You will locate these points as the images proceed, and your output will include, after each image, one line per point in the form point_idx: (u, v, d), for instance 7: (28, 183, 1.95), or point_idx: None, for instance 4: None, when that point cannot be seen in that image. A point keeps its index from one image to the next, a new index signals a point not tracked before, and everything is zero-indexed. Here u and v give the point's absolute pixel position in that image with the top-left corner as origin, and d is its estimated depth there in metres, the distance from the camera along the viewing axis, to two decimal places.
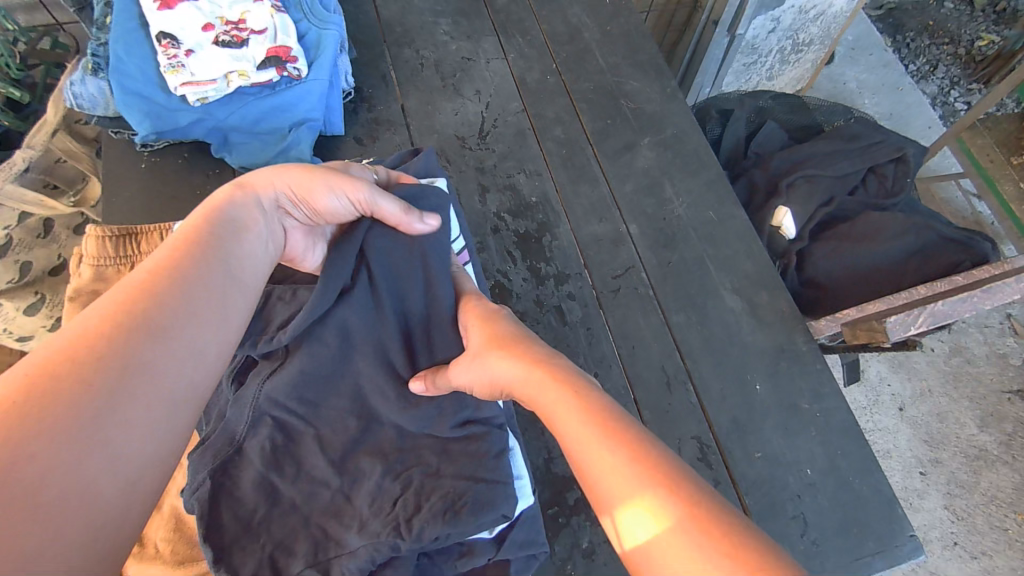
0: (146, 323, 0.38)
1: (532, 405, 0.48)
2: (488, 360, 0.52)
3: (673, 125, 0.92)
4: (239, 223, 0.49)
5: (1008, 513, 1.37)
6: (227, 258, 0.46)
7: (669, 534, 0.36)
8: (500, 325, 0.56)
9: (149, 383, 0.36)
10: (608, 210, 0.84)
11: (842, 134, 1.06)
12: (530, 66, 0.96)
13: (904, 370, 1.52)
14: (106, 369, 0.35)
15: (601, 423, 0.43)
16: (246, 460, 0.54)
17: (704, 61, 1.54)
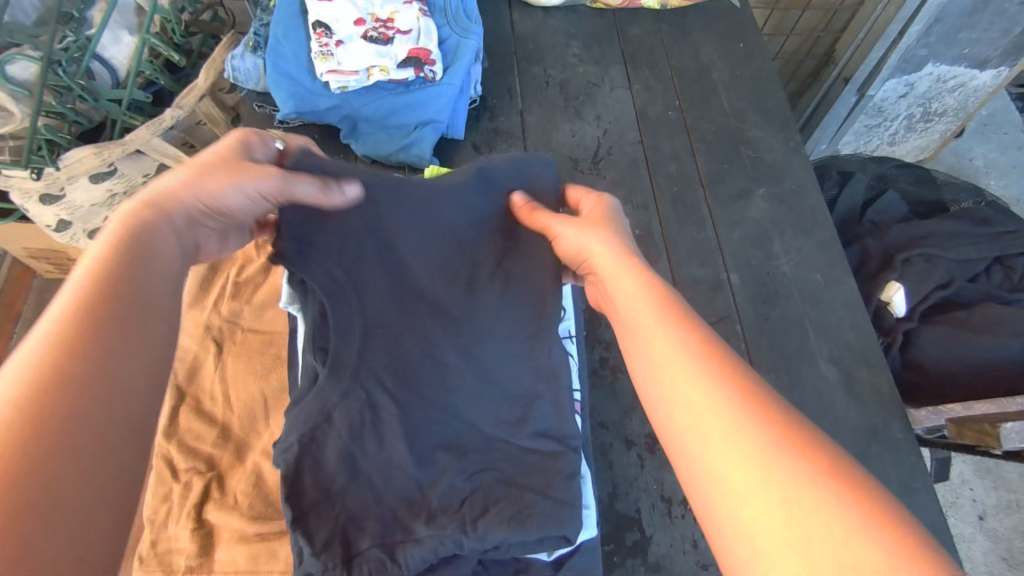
0: (97, 327, 0.36)
1: (622, 281, 0.51)
2: (593, 245, 0.54)
3: (792, 179, 0.89)
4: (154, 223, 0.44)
5: None
6: (154, 238, 0.43)
7: (722, 401, 0.40)
8: (609, 221, 0.58)
9: (114, 361, 0.35)
10: (712, 255, 0.83)
11: (971, 217, 1.00)
12: (653, 99, 0.96)
13: (991, 477, 1.46)
14: (80, 356, 0.34)
15: (672, 312, 0.47)
16: (332, 429, 0.56)
17: (826, 116, 1.49)
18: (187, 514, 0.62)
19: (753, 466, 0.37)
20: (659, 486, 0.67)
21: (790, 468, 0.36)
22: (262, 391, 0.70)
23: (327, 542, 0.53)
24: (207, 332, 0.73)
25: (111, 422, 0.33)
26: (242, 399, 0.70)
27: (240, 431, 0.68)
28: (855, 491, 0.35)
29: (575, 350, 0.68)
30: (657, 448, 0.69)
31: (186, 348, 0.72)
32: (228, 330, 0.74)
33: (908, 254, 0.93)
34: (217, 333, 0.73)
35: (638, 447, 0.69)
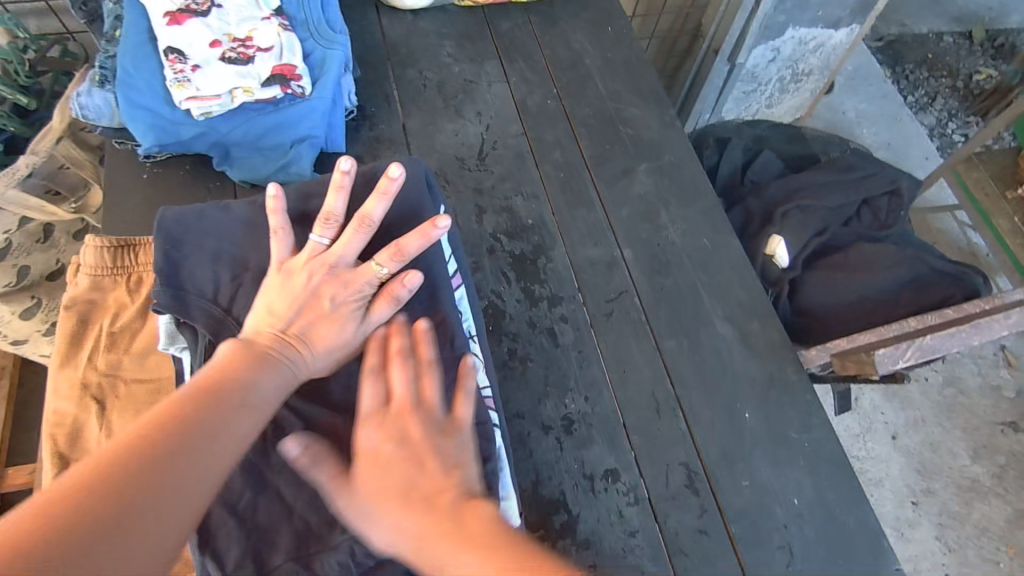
0: (217, 395, 0.47)
1: (422, 552, 0.44)
2: (387, 513, 0.45)
3: (671, 153, 0.93)
4: (311, 336, 0.55)
5: (979, 534, 1.65)
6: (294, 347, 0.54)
7: None
8: (394, 454, 0.48)
9: (220, 431, 0.45)
10: (604, 234, 0.85)
11: (837, 166, 1.08)
12: (531, 90, 0.98)
13: (898, 400, 1.81)
14: (192, 414, 0.44)
15: (496, 557, 0.42)
16: None
17: (704, 88, 1.56)
18: None
19: None
20: (580, 465, 0.68)
21: None
22: None
23: (238, 564, 0.51)
24: (84, 390, 0.66)
25: (194, 474, 0.42)
26: None
27: None
28: None
29: (480, 348, 0.69)
30: (573, 429, 0.70)
31: (64, 410, 0.65)
32: (109, 385, 0.66)
33: (785, 208, 0.99)
34: (95, 391, 0.65)
35: (556, 431, 0.70)
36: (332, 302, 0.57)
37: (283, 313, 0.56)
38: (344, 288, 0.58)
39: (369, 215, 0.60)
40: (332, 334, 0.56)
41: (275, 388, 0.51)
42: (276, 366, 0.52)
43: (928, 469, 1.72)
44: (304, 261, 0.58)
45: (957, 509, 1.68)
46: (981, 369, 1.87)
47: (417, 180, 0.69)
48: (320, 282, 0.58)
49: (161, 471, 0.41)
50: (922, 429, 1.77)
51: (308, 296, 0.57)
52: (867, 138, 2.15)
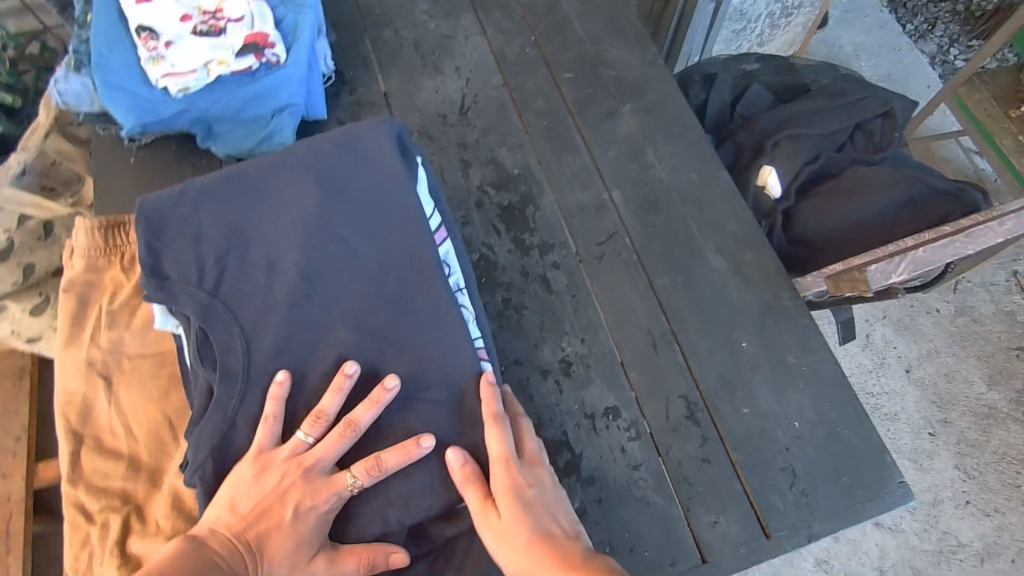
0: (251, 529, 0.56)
1: None
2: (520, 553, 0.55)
3: (655, 91, 0.92)
4: (312, 490, 0.57)
5: (1000, 460, 1.68)
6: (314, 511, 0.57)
7: None
8: (526, 501, 0.57)
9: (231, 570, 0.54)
10: (592, 179, 0.84)
11: (828, 92, 1.06)
12: (509, 40, 0.96)
13: (910, 333, 1.81)
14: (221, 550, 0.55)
15: None
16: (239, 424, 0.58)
17: (689, 27, 1.48)
18: (112, 550, 0.61)
19: None
20: (580, 406, 0.69)
21: None
22: (165, 413, 0.66)
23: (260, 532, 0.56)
24: (90, 369, 0.67)
25: None
26: (145, 427, 0.66)
27: (150, 459, 0.65)
28: None
29: (469, 300, 0.69)
30: (572, 371, 0.71)
31: (73, 389, 0.67)
32: (114, 361, 0.68)
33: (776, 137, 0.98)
34: (101, 367, 0.67)
35: (554, 374, 0.71)
36: (291, 507, 0.57)
37: (242, 512, 0.57)
38: (310, 487, 0.57)
39: (352, 425, 0.58)
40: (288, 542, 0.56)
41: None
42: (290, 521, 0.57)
43: (943, 400, 1.74)
44: (277, 461, 0.58)
45: (975, 437, 1.70)
46: (993, 296, 1.86)
47: (385, 143, 0.64)
48: (290, 479, 0.57)
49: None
50: (936, 360, 1.78)
51: (274, 483, 0.57)
52: (867, 71, 2.22)
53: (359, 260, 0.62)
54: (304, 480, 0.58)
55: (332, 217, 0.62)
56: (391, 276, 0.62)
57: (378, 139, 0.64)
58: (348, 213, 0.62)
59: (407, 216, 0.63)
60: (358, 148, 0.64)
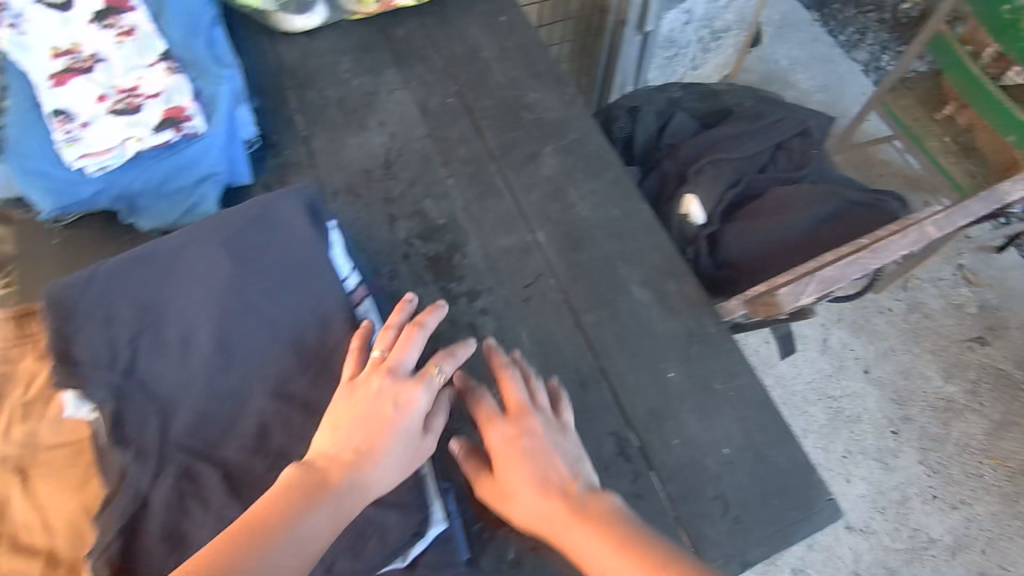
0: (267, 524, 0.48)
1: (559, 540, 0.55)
2: (523, 500, 0.57)
3: (574, 130, 0.94)
4: (381, 419, 0.55)
5: (962, 451, 1.72)
6: (348, 484, 0.52)
7: None
8: (533, 446, 0.59)
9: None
10: (516, 222, 0.86)
11: (747, 115, 1.10)
12: (431, 92, 0.98)
13: (867, 335, 1.85)
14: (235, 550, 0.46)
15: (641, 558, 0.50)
16: (152, 511, 0.56)
17: (619, 61, 1.50)
18: None
19: None
20: None
21: None
22: (85, 504, 0.64)
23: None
24: (4, 463, 0.66)
25: None
26: (63, 519, 0.63)
27: (70, 553, 0.62)
28: None
29: None
30: None
31: None
32: (30, 454, 0.67)
33: (698, 164, 1.01)
34: (17, 462, 0.66)
35: None
36: (386, 412, 0.56)
37: (337, 434, 0.54)
38: (396, 397, 0.57)
39: (416, 326, 0.60)
40: (386, 462, 0.55)
41: (325, 510, 0.50)
42: (330, 491, 0.51)
43: (903, 398, 1.78)
44: (365, 375, 0.58)
45: (936, 431, 1.74)
46: (941, 291, 1.93)
47: (297, 211, 0.64)
48: (377, 391, 0.57)
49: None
50: (892, 358, 1.83)
51: (358, 410, 0.55)
52: (803, 83, 2.32)
53: (275, 327, 0.63)
54: (374, 406, 0.56)
55: (247, 287, 0.62)
56: (308, 342, 0.63)
57: (289, 207, 0.65)
58: (263, 282, 0.63)
59: (322, 282, 0.64)
60: (268, 215, 0.64)
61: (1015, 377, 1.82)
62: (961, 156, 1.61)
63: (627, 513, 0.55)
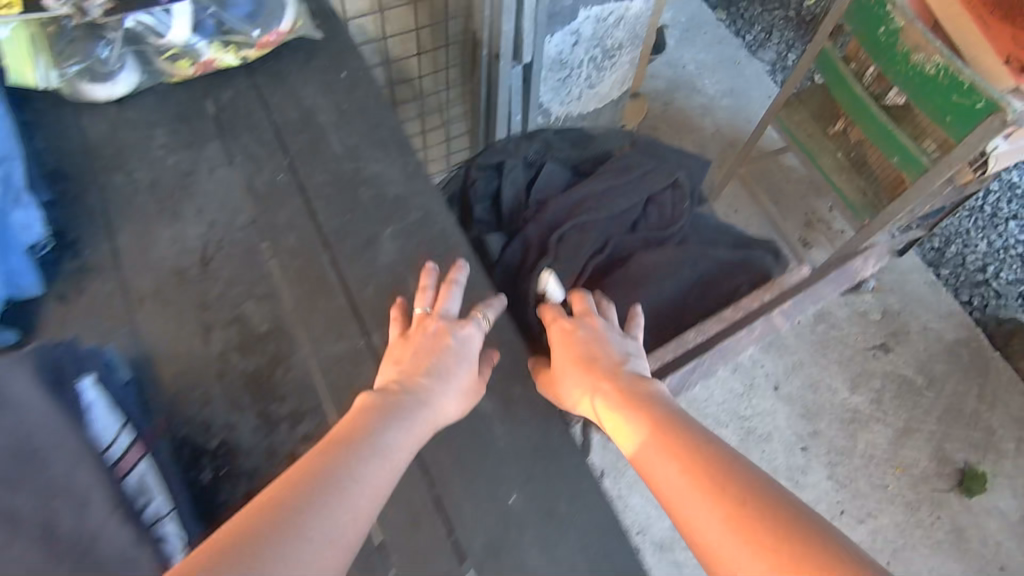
0: (342, 441, 0.58)
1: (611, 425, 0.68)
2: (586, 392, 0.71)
3: (418, 208, 0.85)
4: (436, 345, 0.70)
5: (868, 462, 1.77)
6: (412, 399, 0.65)
7: (770, 503, 0.51)
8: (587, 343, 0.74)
9: (343, 476, 0.54)
10: (349, 325, 0.78)
11: (617, 165, 1.03)
12: (258, 169, 0.87)
13: (776, 349, 1.89)
14: (315, 464, 0.55)
15: (665, 429, 0.63)
16: None
17: (498, 94, 1.40)
18: None
19: (780, 542, 0.48)
20: None
21: (827, 546, 0.47)
22: None
23: None
24: None
25: (295, 525, 0.49)
26: None
27: None
28: (790, 551, 0.47)
29: (176, 526, 0.63)
30: None
31: None
32: None
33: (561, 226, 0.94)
34: None
35: None
36: (448, 339, 0.71)
37: (407, 368, 0.68)
38: (448, 327, 0.72)
39: (456, 271, 0.77)
40: (447, 396, 0.68)
41: (413, 425, 0.63)
42: (398, 407, 0.64)
43: (811, 412, 1.82)
44: (419, 322, 0.73)
45: (843, 444, 1.79)
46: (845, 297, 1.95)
47: (27, 383, 0.58)
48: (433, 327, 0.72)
49: (320, 496, 0.52)
50: (801, 372, 1.86)
51: (424, 341, 0.71)
52: (710, 87, 2.28)
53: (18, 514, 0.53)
54: (426, 338, 0.71)
55: None
56: (63, 525, 0.54)
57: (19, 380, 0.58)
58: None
59: (68, 457, 0.58)
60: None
61: (916, 382, 1.87)
62: (852, 172, 1.59)
63: (664, 401, 0.67)
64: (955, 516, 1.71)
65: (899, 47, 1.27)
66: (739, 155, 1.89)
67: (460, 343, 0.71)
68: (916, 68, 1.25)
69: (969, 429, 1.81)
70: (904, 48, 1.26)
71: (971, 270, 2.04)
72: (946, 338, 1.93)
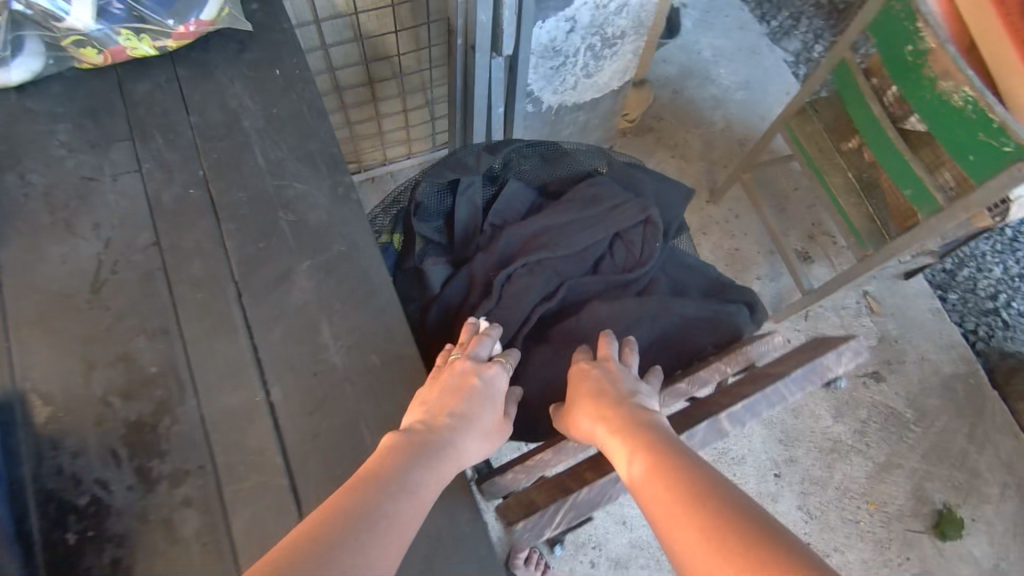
0: (370, 475, 0.52)
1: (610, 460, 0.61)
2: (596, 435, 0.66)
3: (342, 238, 0.75)
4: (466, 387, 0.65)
5: (842, 495, 1.70)
6: (442, 438, 0.59)
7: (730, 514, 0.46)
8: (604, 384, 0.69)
9: (373, 511, 0.48)
10: (249, 374, 0.68)
11: (583, 196, 0.92)
12: (167, 179, 0.77)
13: None
14: (343, 498, 0.49)
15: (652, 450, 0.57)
16: None
17: (474, 85, 1.29)
18: None
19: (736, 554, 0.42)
20: None
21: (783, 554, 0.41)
22: None
23: None
24: None
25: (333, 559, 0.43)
26: None
27: None
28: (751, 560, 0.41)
29: None
30: None
31: None
32: None
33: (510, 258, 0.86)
34: None
35: None
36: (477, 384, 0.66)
37: (433, 409, 0.62)
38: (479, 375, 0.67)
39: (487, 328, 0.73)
40: (473, 438, 0.62)
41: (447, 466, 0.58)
42: (428, 446, 0.58)
43: (789, 438, 1.75)
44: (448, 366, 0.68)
45: (819, 474, 1.72)
46: (843, 319, 1.86)
47: None
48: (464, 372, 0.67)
49: (356, 530, 0.46)
50: None
51: (451, 383, 0.65)
52: (725, 78, 2.10)
53: None
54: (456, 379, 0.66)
55: None
56: None
57: None
58: None
59: None
60: None
61: (904, 416, 1.78)
62: (860, 196, 1.46)
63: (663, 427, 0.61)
64: (925, 558, 1.64)
65: (926, 70, 1.12)
66: (744, 161, 1.76)
67: (490, 390, 0.66)
68: (942, 97, 1.11)
69: (953, 469, 1.72)
70: (931, 74, 1.11)
71: (981, 297, 1.92)
72: (941, 370, 1.82)
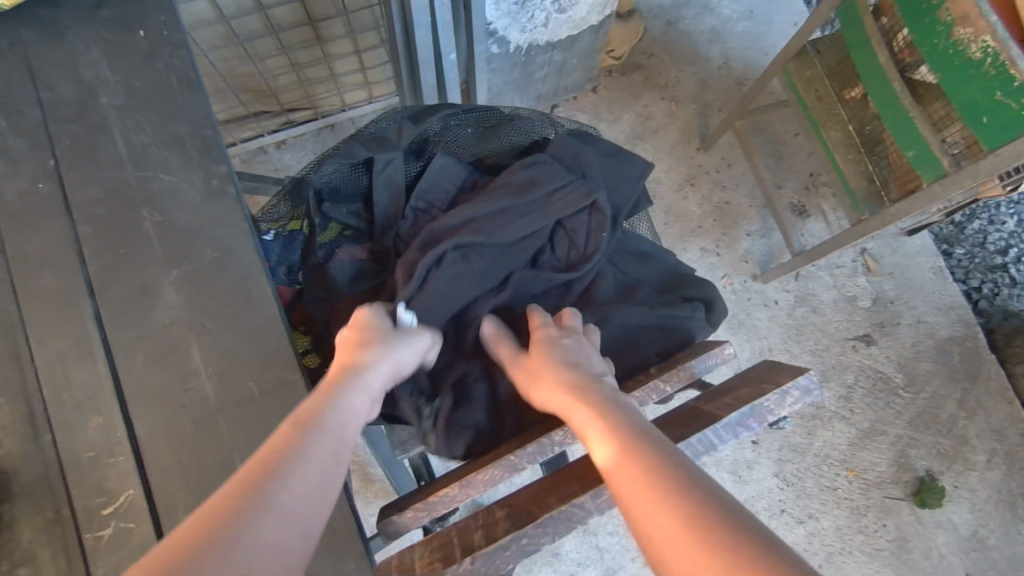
0: (299, 424, 0.52)
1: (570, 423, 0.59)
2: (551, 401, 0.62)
3: (215, 243, 0.65)
4: (372, 334, 0.67)
5: (820, 462, 1.65)
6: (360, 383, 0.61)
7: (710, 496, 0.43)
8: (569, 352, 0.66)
9: (302, 460, 0.49)
10: (107, 406, 0.60)
11: (515, 180, 0.78)
12: (11, 172, 0.65)
13: (745, 330, 1.70)
14: (274, 449, 0.49)
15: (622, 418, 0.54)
16: None
17: (416, 33, 1.12)
18: None
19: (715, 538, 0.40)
20: None
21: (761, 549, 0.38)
22: None
23: None
24: None
25: (257, 515, 0.43)
26: None
27: None
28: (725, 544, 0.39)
29: None
30: None
31: None
32: None
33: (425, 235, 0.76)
34: None
35: None
36: (382, 332, 0.67)
37: (349, 356, 0.64)
38: (378, 327, 0.68)
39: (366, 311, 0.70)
40: (386, 376, 0.64)
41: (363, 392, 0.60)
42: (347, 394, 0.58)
43: None
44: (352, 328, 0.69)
45: (799, 441, 1.66)
46: (837, 279, 1.74)
47: None
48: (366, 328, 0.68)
49: (284, 482, 0.46)
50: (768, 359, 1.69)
51: (360, 339, 0.66)
52: (725, 7, 1.87)
53: None
54: (363, 331, 0.67)
55: None
56: None
57: None
58: None
59: None
60: None
61: (893, 381, 1.69)
62: (861, 153, 1.30)
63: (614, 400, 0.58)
64: (901, 525, 1.61)
65: (944, 14, 0.95)
66: (738, 107, 1.58)
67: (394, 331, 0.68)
68: (957, 48, 0.94)
69: (939, 436, 1.65)
70: (948, 18, 0.94)
71: (990, 252, 1.78)
72: (937, 333, 1.72)
